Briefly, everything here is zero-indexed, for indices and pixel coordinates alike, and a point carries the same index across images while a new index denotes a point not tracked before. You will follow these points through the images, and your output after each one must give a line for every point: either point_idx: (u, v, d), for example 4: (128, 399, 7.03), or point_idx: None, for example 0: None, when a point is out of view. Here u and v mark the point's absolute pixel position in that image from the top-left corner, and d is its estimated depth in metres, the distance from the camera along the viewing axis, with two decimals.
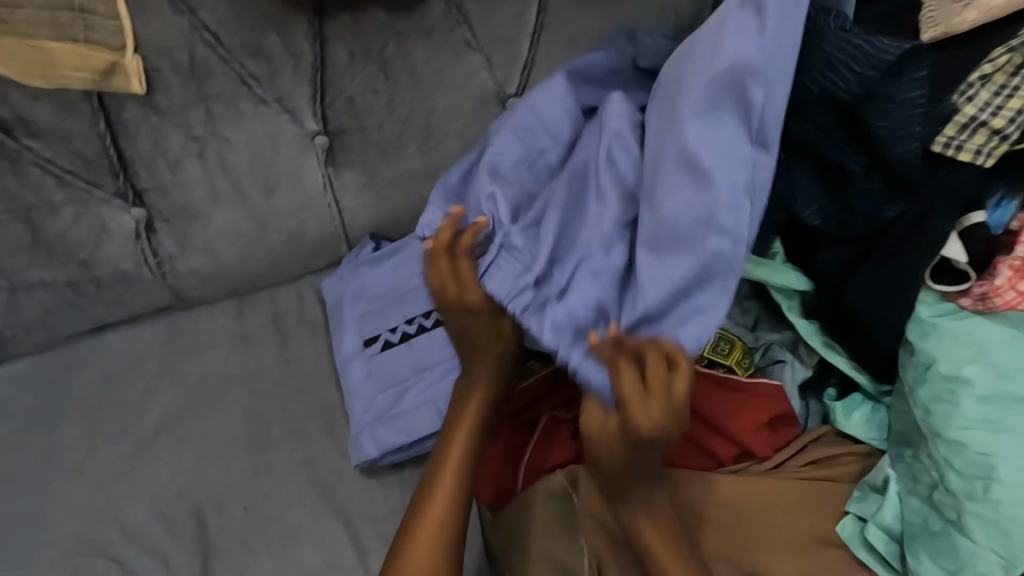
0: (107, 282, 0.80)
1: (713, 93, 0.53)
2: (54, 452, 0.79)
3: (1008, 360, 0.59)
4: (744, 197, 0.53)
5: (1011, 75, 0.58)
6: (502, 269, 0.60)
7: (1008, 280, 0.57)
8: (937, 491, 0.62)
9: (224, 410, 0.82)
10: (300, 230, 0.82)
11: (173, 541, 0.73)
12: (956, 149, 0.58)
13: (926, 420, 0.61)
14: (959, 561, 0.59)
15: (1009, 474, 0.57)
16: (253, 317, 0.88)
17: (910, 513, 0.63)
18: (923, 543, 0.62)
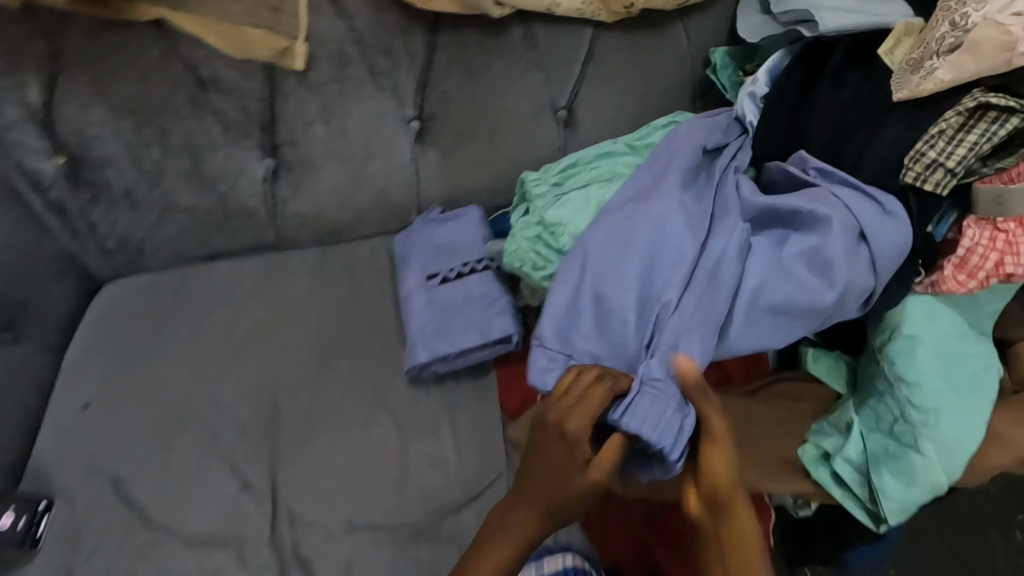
0: (232, 215, 1.02)
1: (789, 280, 0.75)
2: (162, 344, 0.97)
3: (947, 322, 0.77)
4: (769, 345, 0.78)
5: (956, 131, 0.75)
6: (644, 408, 0.68)
7: (950, 273, 0.76)
8: (897, 424, 0.75)
9: (301, 327, 0.99)
10: (385, 191, 1.04)
11: (255, 416, 0.89)
12: (922, 181, 0.74)
13: (893, 368, 0.76)
14: (914, 476, 0.73)
15: (951, 407, 0.74)
16: (332, 259, 1.07)
17: (873, 444, 0.76)
18: (886, 465, 0.75)
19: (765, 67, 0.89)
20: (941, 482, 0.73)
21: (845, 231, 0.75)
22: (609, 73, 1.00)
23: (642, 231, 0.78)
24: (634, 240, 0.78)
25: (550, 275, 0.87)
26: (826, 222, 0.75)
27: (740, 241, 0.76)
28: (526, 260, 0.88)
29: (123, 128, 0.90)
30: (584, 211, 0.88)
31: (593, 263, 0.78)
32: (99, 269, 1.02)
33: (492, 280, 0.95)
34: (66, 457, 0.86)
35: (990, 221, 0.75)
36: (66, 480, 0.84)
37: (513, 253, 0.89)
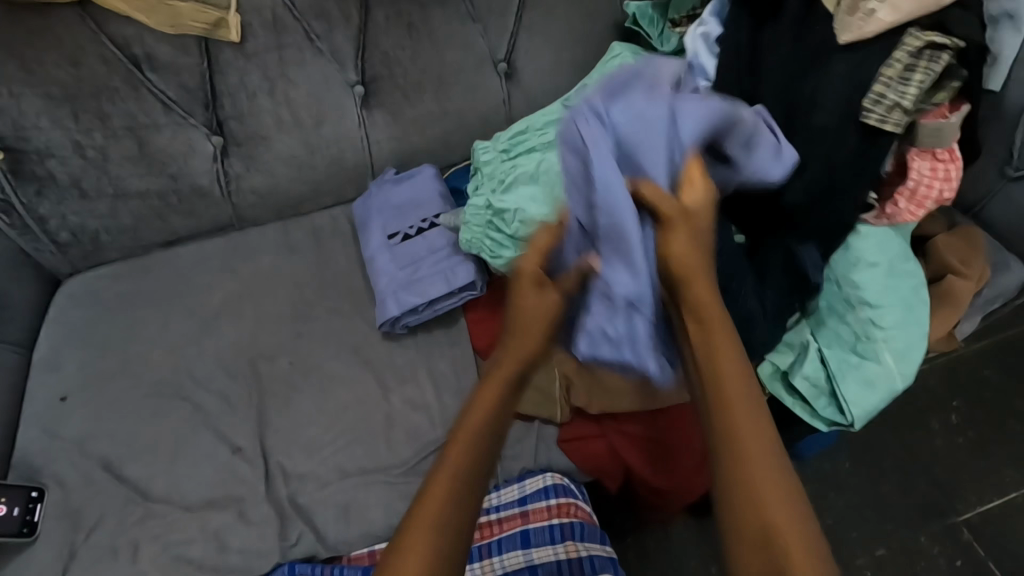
0: (186, 196, 1.02)
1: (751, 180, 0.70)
2: (133, 330, 0.98)
3: (899, 244, 0.82)
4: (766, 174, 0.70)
5: (905, 70, 0.73)
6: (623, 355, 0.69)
7: (900, 206, 0.80)
8: (859, 344, 0.82)
9: (269, 299, 1.01)
10: (339, 159, 1.06)
11: (236, 386, 0.92)
12: (882, 121, 0.74)
13: (855, 292, 0.81)
14: (875, 384, 0.81)
15: (905, 321, 0.81)
16: (294, 232, 1.09)
17: (835, 360, 0.83)
18: (851, 379, 0.82)
19: (711, 8, 0.89)
20: (898, 387, 0.81)
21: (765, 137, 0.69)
22: (544, 22, 1.03)
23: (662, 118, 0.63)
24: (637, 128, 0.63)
25: (506, 261, 0.88)
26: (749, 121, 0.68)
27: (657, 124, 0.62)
28: (482, 247, 0.89)
29: (59, 115, 0.89)
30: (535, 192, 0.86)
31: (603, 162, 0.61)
32: (57, 265, 1.03)
33: (452, 232, 0.98)
34: (51, 447, 0.88)
35: (930, 152, 0.78)
36: (54, 467, 0.86)
37: (468, 239, 0.90)
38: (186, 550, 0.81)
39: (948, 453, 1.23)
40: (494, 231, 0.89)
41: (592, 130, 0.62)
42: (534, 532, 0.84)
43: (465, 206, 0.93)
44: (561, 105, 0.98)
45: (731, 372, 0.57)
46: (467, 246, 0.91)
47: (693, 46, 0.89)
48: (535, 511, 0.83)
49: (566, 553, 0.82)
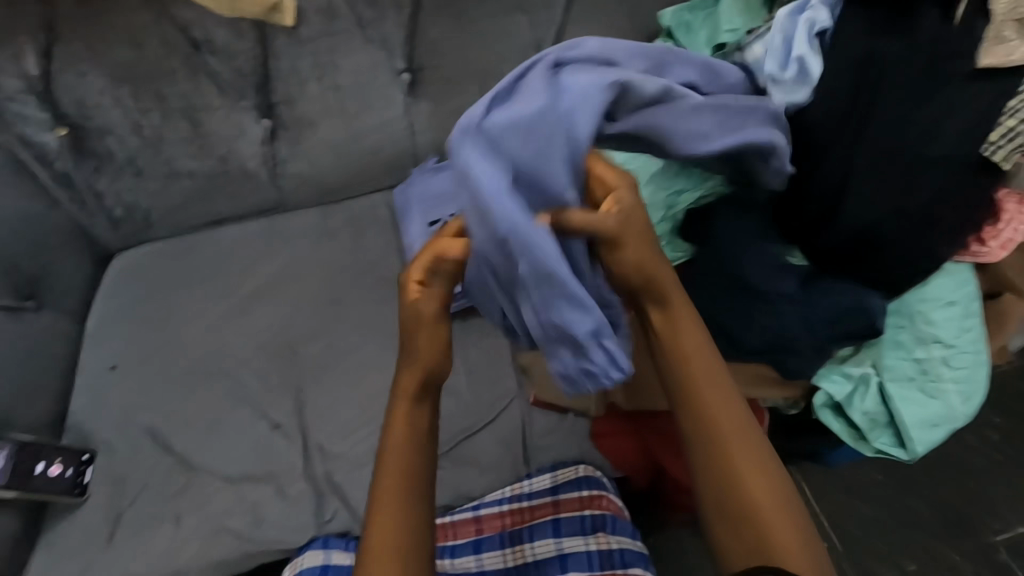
0: (234, 177, 1.05)
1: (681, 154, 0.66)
2: (179, 305, 1.01)
3: (974, 284, 0.81)
4: (733, 131, 0.66)
5: None
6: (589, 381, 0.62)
7: (985, 244, 0.79)
8: (926, 381, 0.80)
9: (309, 281, 1.03)
10: (382, 146, 1.07)
11: (277, 363, 0.95)
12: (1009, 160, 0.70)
13: (932, 330, 0.79)
14: (934, 422, 0.80)
15: (973, 362, 0.80)
16: (335, 216, 1.11)
17: (897, 395, 0.81)
18: (914, 416, 0.80)
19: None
20: (953, 425, 0.81)
21: (751, 123, 0.67)
22: (592, 15, 1.03)
23: (548, 134, 0.53)
24: (528, 156, 0.53)
25: None
26: (689, 99, 0.64)
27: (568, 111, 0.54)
28: None
29: (120, 95, 0.92)
30: None
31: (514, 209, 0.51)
32: (109, 240, 1.06)
33: None
34: (101, 414, 0.91)
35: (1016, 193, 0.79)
36: (103, 433, 0.89)
37: None
38: (226, 520, 0.83)
39: (988, 471, 1.20)
40: None
41: (490, 182, 0.51)
42: (565, 520, 0.84)
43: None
44: None
45: (698, 364, 0.60)
46: None
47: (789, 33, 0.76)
48: (567, 501, 0.84)
49: (596, 544, 0.82)
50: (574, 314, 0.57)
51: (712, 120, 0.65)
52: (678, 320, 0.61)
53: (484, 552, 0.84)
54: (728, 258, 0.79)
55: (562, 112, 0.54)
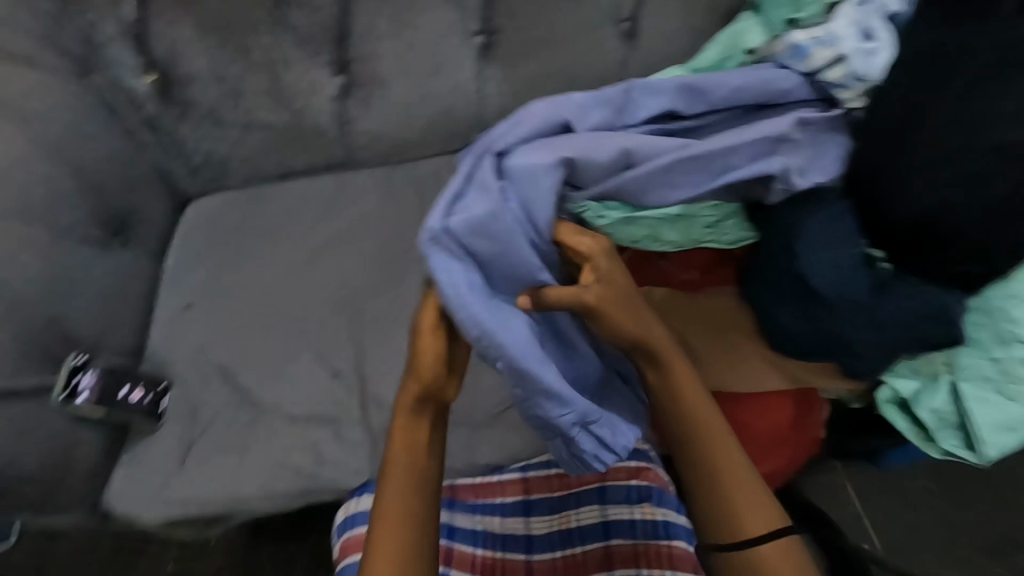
0: (306, 132, 1.07)
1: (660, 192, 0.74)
2: (250, 253, 1.05)
3: None
4: (752, 162, 0.72)
5: None
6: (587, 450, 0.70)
7: None
8: (1005, 383, 0.73)
9: (372, 238, 1.06)
10: (450, 109, 1.08)
11: (338, 315, 0.98)
12: None
13: (1016, 328, 0.72)
14: (1014, 428, 0.73)
15: None
16: (398, 177, 1.12)
17: (971, 397, 0.75)
18: (990, 420, 0.74)
19: None
20: None
21: (739, 158, 0.72)
22: None
23: (503, 229, 0.65)
24: (495, 245, 0.65)
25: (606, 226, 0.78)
26: (649, 151, 0.73)
27: (546, 171, 0.68)
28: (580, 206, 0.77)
29: (207, 44, 0.95)
30: None
31: (494, 311, 0.63)
32: (187, 186, 1.11)
33: None
34: (176, 348, 0.96)
35: None
36: (178, 366, 0.95)
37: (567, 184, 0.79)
38: (288, 457, 0.88)
39: None
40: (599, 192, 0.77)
41: (466, 289, 0.62)
42: (612, 489, 0.85)
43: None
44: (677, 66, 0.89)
45: (693, 396, 0.66)
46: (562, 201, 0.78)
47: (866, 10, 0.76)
48: (615, 470, 0.86)
49: (642, 514, 0.83)
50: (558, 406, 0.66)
51: (718, 158, 0.72)
52: (672, 364, 0.66)
53: (532, 516, 0.87)
54: (786, 245, 0.76)
55: (513, 203, 0.68)
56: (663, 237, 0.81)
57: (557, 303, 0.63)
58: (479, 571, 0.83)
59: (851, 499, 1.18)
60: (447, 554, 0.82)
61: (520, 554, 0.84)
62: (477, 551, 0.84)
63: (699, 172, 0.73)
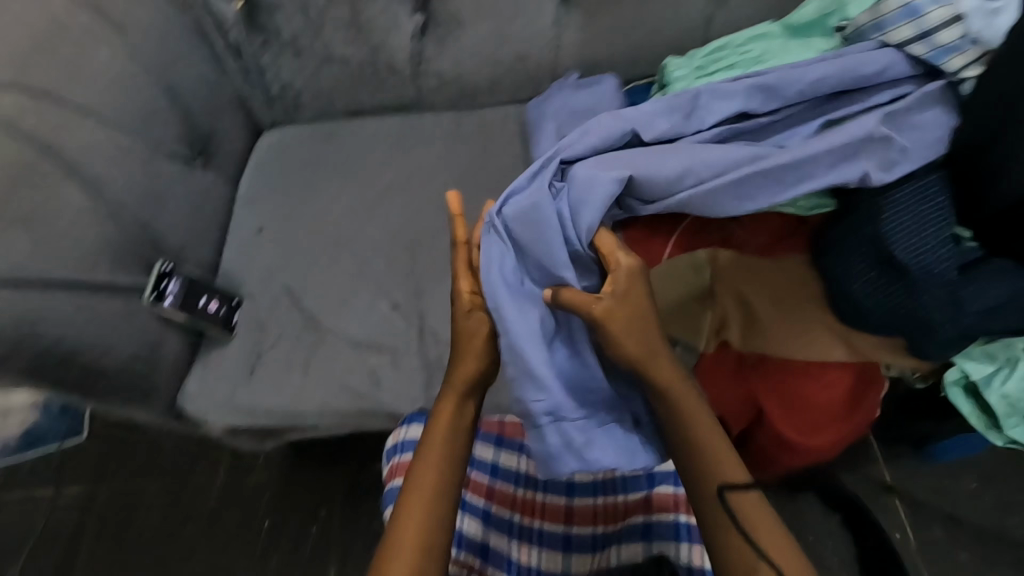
0: (380, 69, 1.08)
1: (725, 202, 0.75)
2: (319, 185, 1.09)
3: None
4: (827, 171, 0.72)
5: None
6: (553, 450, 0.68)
7: None
8: None
9: (437, 180, 1.07)
10: (524, 56, 1.06)
11: (400, 251, 1.01)
12: None
13: None
14: None
15: None
16: (465, 123, 1.13)
17: None
18: None
19: None
20: None
21: (820, 166, 0.72)
22: None
23: (544, 221, 0.71)
24: (538, 235, 0.71)
25: None
26: (714, 167, 0.73)
27: (601, 177, 0.72)
28: None
29: None
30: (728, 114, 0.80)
31: (512, 301, 0.68)
32: (262, 116, 1.14)
33: None
34: (248, 269, 1.01)
35: None
36: (248, 286, 1.00)
37: None
38: (346, 379, 0.92)
39: None
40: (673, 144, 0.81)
41: (497, 278, 0.69)
42: None
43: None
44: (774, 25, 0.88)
45: (696, 410, 0.65)
46: None
47: None
48: None
49: None
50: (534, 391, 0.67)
51: (787, 169, 0.72)
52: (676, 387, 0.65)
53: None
54: (873, 223, 0.73)
55: (563, 202, 0.73)
56: None
57: (572, 304, 0.65)
58: (519, 511, 0.82)
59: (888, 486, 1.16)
60: (488, 492, 0.83)
61: (562, 499, 0.82)
62: (518, 491, 0.83)
63: (770, 180, 0.73)
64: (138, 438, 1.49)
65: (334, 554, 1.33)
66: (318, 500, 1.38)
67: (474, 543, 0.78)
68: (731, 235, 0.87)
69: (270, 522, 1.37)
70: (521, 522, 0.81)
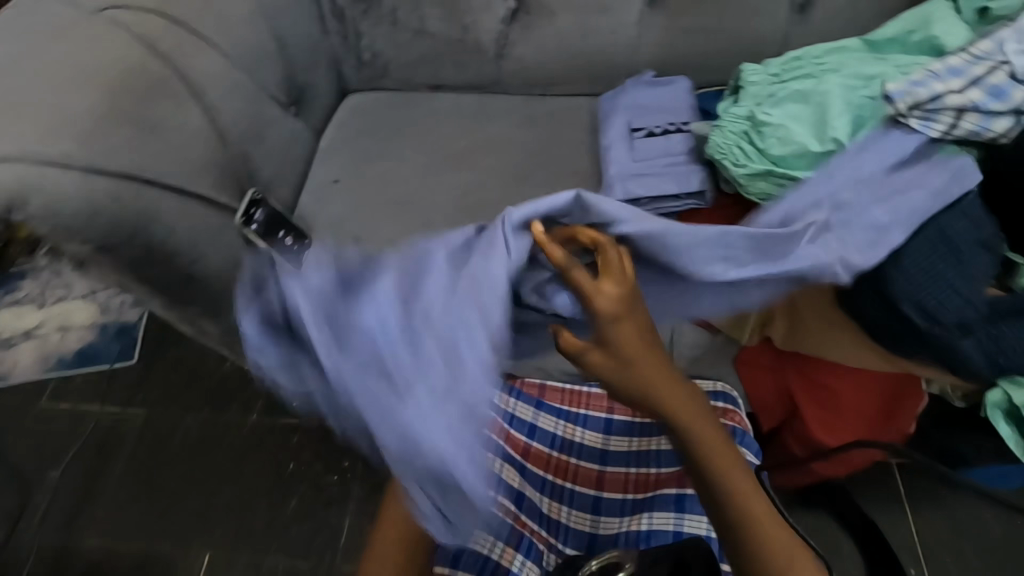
0: (467, 48, 1.15)
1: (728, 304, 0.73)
2: (394, 147, 1.15)
3: None
4: (813, 251, 0.74)
5: None
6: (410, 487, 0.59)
7: None
8: None
9: (505, 156, 1.12)
10: (604, 50, 1.12)
11: (463, 217, 1.06)
12: None
13: None
14: None
15: None
16: (537, 107, 1.18)
17: None
18: None
19: None
20: None
21: (790, 251, 0.74)
22: None
23: (466, 274, 0.66)
24: (403, 288, 0.64)
25: (748, 172, 0.85)
26: (709, 251, 0.72)
27: (518, 244, 0.68)
28: (728, 153, 0.87)
29: None
30: (805, 127, 0.83)
31: (365, 342, 0.59)
32: (351, 79, 1.22)
33: (683, 141, 1.00)
34: (320, 214, 1.08)
35: None
36: (318, 228, 1.06)
37: (721, 133, 0.88)
38: None
39: None
40: (751, 147, 0.86)
41: (373, 302, 0.61)
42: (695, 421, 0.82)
43: (720, 115, 0.91)
44: (853, 40, 0.91)
45: (685, 410, 0.61)
46: (712, 150, 0.88)
47: (1000, 43, 0.78)
48: None
49: None
50: (380, 425, 0.57)
51: (773, 261, 0.74)
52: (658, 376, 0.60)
53: (612, 434, 0.84)
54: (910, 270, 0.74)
55: (481, 261, 0.67)
56: None
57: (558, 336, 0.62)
58: (551, 472, 0.82)
59: (906, 515, 1.16)
60: (523, 450, 0.82)
61: (595, 467, 0.83)
62: (552, 454, 0.83)
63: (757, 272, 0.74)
64: (183, 370, 1.58)
65: (352, 503, 1.38)
66: (343, 450, 1.44)
67: (511, 488, 0.78)
68: None
69: (295, 465, 1.43)
70: (553, 482, 0.82)
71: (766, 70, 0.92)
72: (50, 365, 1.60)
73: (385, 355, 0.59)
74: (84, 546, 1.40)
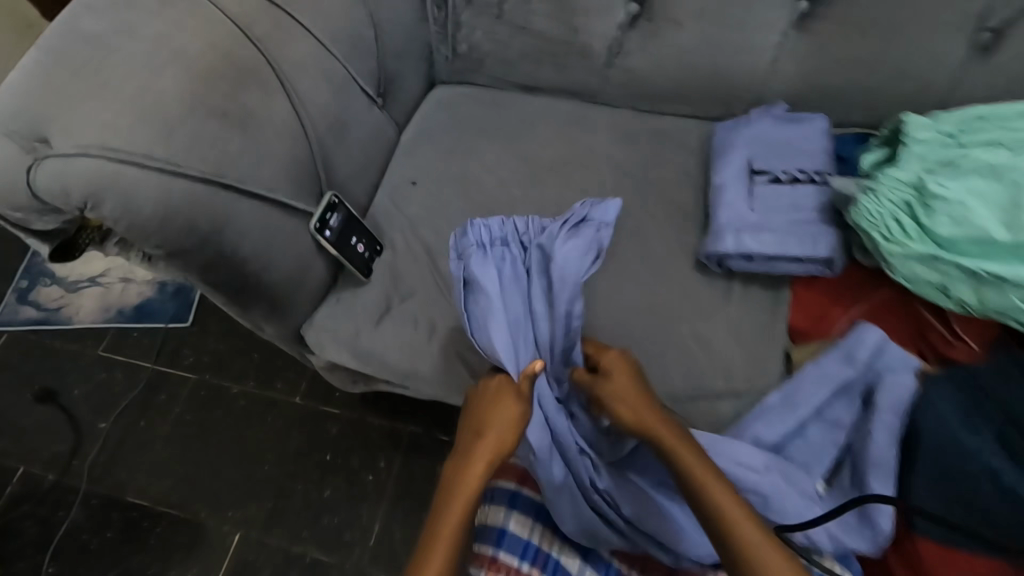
0: (573, 50, 1.02)
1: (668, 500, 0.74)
2: (476, 151, 1.04)
3: None
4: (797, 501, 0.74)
5: None
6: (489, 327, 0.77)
7: None
8: None
9: (600, 176, 1.00)
10: (732, 72, 0.97)
11: None
12: None
13: None
14: None
15: None
16: (640, 125, 1.05)
17: None
18: None
19: None
20: None
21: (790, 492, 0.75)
22: None
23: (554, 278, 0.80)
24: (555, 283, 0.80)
25: (904, 254, 0.71)
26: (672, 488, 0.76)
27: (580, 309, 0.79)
28: (880, 226, 0.73)
29: None
30: (985, 209, 0.69)
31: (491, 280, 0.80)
32: (440, 69, 1.12)
33: (813, 195, 0.87)
34: (392, 215, 0.98)
35: None
36: (390, 232, 0.97)
37: (875, 199, 0.73)
38: (466, 354, 0.89)
39: None
40: (911, 223, 0.72)
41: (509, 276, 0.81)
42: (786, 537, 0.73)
43: (877, 175, 0.76)
44: None
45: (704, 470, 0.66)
46: (857, 219, 0.74)
47: None
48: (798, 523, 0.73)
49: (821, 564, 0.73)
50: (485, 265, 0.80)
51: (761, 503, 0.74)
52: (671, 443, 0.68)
53: None
54: (951, 447, 0.71)
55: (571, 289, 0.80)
56: (954, 295, 0.71)
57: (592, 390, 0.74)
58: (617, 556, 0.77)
59: None
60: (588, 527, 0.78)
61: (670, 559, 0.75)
62: None
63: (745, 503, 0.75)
64: (233, 340, 1.57)
65: (383, 506, 1.34)
66: (380, 448, 1.40)
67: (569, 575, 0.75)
68: (928, 328, 0.79)
69: (331, 457, 1.41)
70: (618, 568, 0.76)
71: (940, 130, 0.76)
72: (109, 316, 1.62)
73: (490, 272, 0.80)
74: (121, 500, 1.41)
